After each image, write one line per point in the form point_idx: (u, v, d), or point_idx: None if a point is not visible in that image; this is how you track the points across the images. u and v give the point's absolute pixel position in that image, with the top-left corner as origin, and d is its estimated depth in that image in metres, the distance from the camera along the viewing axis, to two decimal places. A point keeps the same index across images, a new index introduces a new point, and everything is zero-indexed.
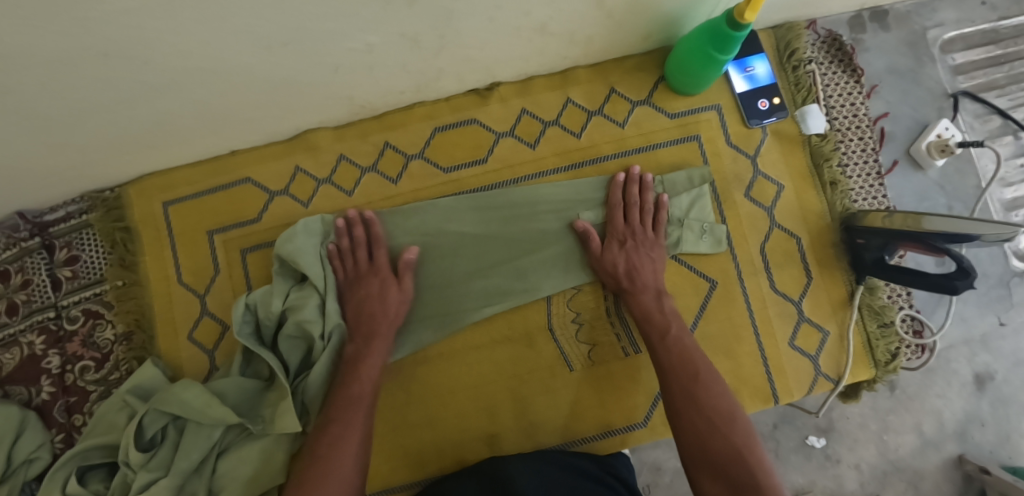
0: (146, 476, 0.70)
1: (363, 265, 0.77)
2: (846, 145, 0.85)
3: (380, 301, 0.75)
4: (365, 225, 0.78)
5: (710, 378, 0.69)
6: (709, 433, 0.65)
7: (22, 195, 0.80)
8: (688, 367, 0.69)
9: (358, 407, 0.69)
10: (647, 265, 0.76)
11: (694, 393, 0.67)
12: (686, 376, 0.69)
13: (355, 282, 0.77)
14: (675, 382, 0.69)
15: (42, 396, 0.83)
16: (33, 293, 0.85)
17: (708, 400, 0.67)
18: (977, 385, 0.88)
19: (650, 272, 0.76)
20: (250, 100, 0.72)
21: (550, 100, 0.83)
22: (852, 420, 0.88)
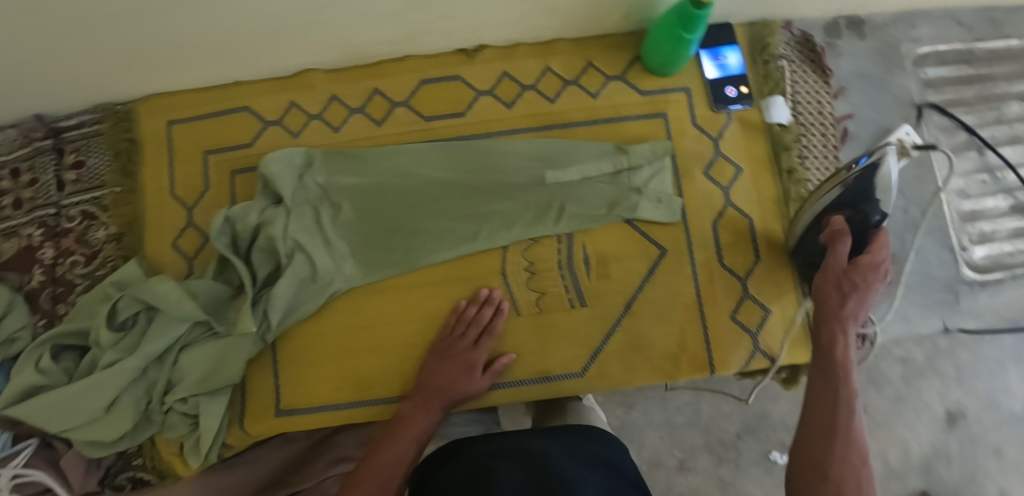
0: (112, 355, 0.77)
1: (461, 343, 0.80)
2: (808, 139, 0.89)
3: (467, 349, 0.79)
4: (493, 313, 0.81)
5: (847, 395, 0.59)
6: (832, 456, 0.55)
7: (41, 96, 0.87)
8: (830, 388, 0.60)
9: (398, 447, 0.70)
10: (867, 289, 0.68)
11: (836, 415, 0.57)
12: (834, 391, 0.60)
13: (444, 352, 0.79)
14: (832, 395, 0.59)
15: (33, 283, 0.90)
16: (40, 190, 0.91)
17: (846, 419, 0.57)
18: (948, 421, 0.92)
19: (862, 295, 0.68)
20: (252, 28, 0.78)
21: (530, 67, 0.88)
22: None
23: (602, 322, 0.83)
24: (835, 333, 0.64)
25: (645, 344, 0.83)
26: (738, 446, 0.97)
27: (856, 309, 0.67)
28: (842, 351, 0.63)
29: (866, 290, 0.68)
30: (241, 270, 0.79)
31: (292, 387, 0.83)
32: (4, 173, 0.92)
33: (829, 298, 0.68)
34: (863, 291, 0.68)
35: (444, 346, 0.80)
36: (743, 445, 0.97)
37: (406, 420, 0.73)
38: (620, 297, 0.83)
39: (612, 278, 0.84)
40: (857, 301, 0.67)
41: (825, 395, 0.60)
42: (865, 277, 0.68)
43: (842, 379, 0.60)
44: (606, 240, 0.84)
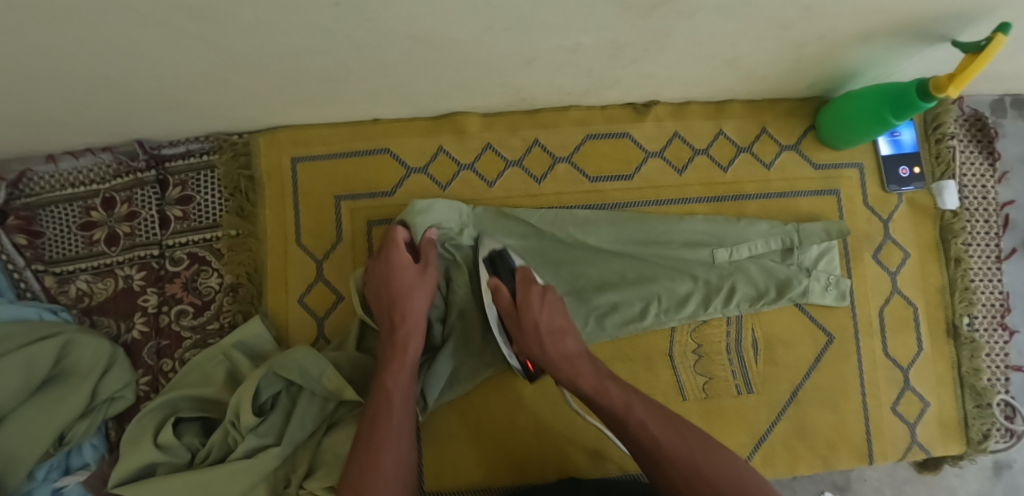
0: (254, 440, 0.68)
1: (392, 267, 0.70)
2: (972, 226, 0.86)
3: (420, 300, 0.70)
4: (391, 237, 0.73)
5: (656, 413, 0.63)
6: (691, 491, 0.59)
7: (153, 122, 0.75)
8: (642, 430, 0.62)
9: (399, 417, 0.65)
10: (558, 311, 0.69)
11: (692, 453, 0.60)
12: (666, 419, 0.63)
13: (390, 292, 0.70)
14: (645, 440, 0.62)
15: (133, 334, 0.81)
16: (138, 226, 0.82)
17: (707, 454, 0.60)
18: (995, 471, 0.88)
19: (554, 323, 0.68)
20: (427, 73, 0.69)
21: (703, 129, 0.82)
22: (869, 483, 0.87)
23: (768, 409, 0.80)
24: (561, 365, 0.66)
25: (808, 434, 0.80)
26: (794, 487, 0.86)
27: (571, 348, 0.67)
28: (588, 386, 0.65)
29: (557, 317, 0.69)
30: None
31: (439, 468, 0.76)
32: (97, 203, 0.82)
33: (527, 340, 0.68)
34: (546, 316, 0.68)
35: (383, 290, 0.70)
36: (799, 486, 0.86)
37: (378, 403, 0.64)
38: (786, 384, 0.80)
39: (778, 364, 0.80)
40: (550, 324, 0.68)
41: (637, 435, 0.62)
42: (551, 312, 0.69)
43: (622, 413, 0.63)
44: (774, 324, 0.81)
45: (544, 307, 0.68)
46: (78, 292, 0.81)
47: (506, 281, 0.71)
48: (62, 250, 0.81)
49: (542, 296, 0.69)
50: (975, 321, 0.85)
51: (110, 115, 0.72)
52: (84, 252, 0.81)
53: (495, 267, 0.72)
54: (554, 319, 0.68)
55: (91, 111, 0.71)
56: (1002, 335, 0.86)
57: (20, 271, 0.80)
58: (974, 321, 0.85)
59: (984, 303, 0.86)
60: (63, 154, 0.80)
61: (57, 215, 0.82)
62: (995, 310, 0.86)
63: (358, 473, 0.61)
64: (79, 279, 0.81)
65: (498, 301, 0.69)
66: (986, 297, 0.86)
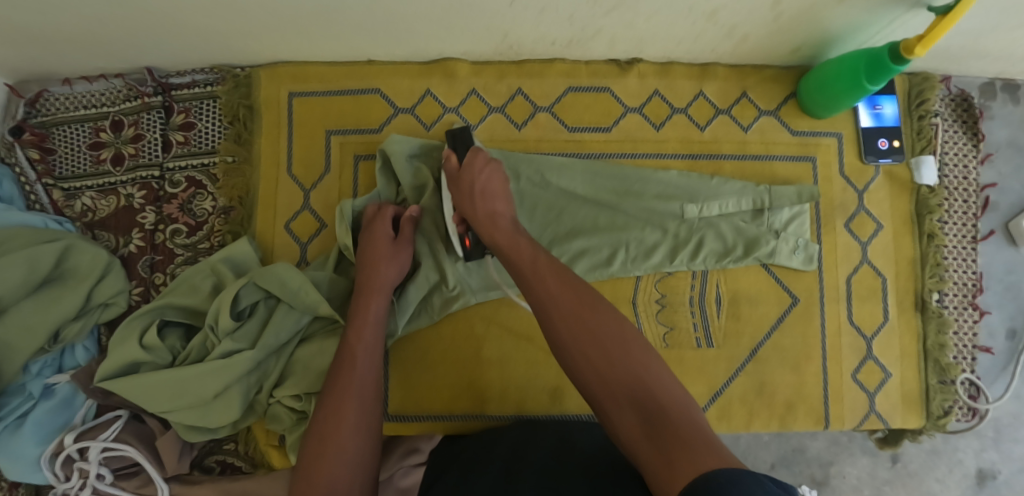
0: (231, 343, 0.73)
1: (373, 238, 0.75)
2: (950, 204, 0.87)
3: (393, 264, 0.74)
4: (377, 211, 0.77)
5: (566, 278, 0.57)
6: (580, 352, 0.52)
7: (162, 48, 0.81)
8: (541, 284, 0.57)
9: (363, 363, 0.67)
10: (499, 180, 0.70)
11: (582, 308, 0.54)
12: (579, 293, 0.55)
13: (364, 255, 0.74)
14: (539, 288, 0.57)
15: (129, 248, 0.86)
16: (143, 148, 0.87)
17: (604, 317, 0.53)
18: (978, 480, 0.90)
19: (488, 186, 0.69)
20: (417, 10, 0.72)
21: (684, 88, 0.85)
22: (847, 479, 0.91)
23: (727, 364, 0.81)
24: (483, 220, 0.67)
25: (765, 393, 0.81)
26: (771, 476, 0.91)
27: (497, 208, 0.68)
28: (503, 241, 0.64)
29: (493, 183, 0.70)
30: None
31: (401, 391, 0.80)
32: (106, 125, 0.87)
33: (461, 197, 0.70)
34: (484, 177, 0.70)
35: (359, 258, 0.75)
36: (776, 476, 0.91)
37: (345, 352, 0.68)
38: (747, 341, 0.82)
39: (741, 320, 0.82)
40: (484, 185, 0.69)
41: (535, 284, 0.58)
42: (490, 175, 0.70)
43: (528, 269, 0.59)
44: (740, 281, 0.82)
45: (484, 170, 0.70)
46: (83, 207, 0.87)
47: (461, 152, 0.74)
48: (72, 167, 0.87)
49: (484, 161, 0.71)
50: (945, 298, 0.86)
51: (119, 38, 0.77)
52: (91, 170, 0.87)
53: (454, 141, 0.75)
54: (490, 182, 0.70)
55: (106, 35, 0.76)
56: (972, 314, 0.86)
57: (32, 183, 0.86)
58: (944, 298, 0.86)
59: (956, 281, 0.86)
60: (78, 78, 0.87)
61: (70, 135, 0.87)
62: (967, 289, 0.86)
63: (323, 418, 0.64)
64: (85, 195, 0.87)
65: (447, 167, 0.73)
66: (958, 276, 0.86)
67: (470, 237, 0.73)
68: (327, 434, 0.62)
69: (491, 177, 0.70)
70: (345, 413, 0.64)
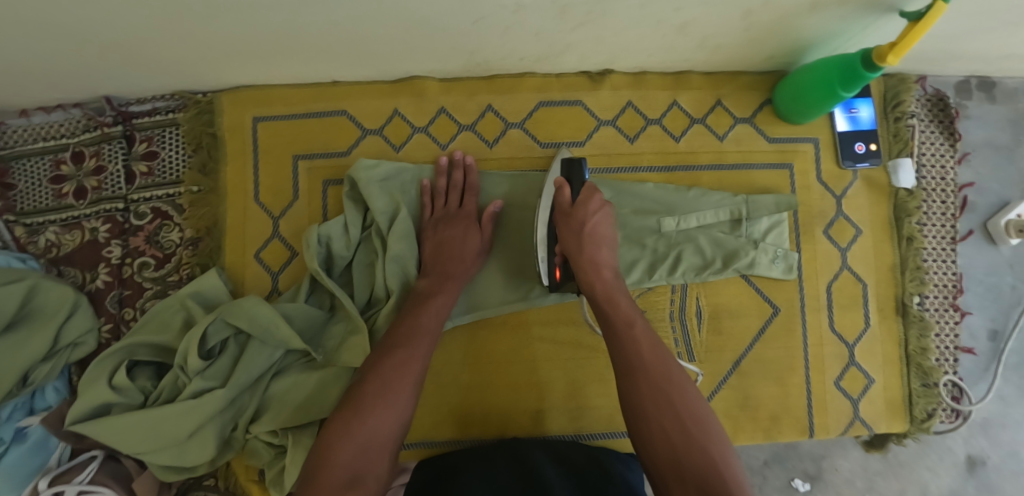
0: (202, 383, 0.72)
1: (451, 208, 0.79)
2: (929, 206, 0.86)
3: (460, 246, 0.76)
4: (465, 171, 0.80)
5: (660, 355, 0.64)
6: (660, 433, 0.60)
7: (119, 78, 0.78)
8: (663, 369, 0.63)
9: (423, 340, 0.70)
10: (606, 224, 0.72)
11: (665, 386, 0.62)
12: (670, 372, 0.63)
13: (441, 222, 0.78)
14: (633, 358, 0.64)
15: (96, 284, 0.83)
16: (106, 180, 0.84)
17: (689, 401, 0.62)
18: (968, 467, 0.88)
19: (598, 231, 0.71)
20: (380, 33, 0.70)
21: (658, 99, 0.83)
22: (840, 472, 0.88)
23: (710, 378, 0.81)
24: (586, 266, 0.69)
25: (748, 405, 0.81)
26: (765, 473, 0.88)
27: (601, 257, 0.70)
28: (601, 291, 0.68)
29: (602, 228, 0.71)
30: (339, 293, 0.75)
31: None
32: (66, 157, 0.84)
33: (567, 234, 0.70)
34: (595, 221, 0.71)
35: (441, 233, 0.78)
36: (769, 472, 0.88)
37: (411, 324, 0.70)
38: (729, 354, 0.81)
39: (722, 333, 0.81)
40: (594, 228, 0.71)
41: (629, 353, 0.65)
42: (602, 217, 0.71)
43: (622, 326, 0.66)
44: (719, 294, 0.82)
45: (598, 213, 0.71)
46: (46, 242, 0.84)
47: (575, 187, 0.72)
48: (33, 202, 0.84)
49: (599, 205, 0.72)
50: (926, 301, 0.85)
51: (74, 70, 0.74)
52: (53, 204, 0.84)
53: (569, 170, 0.73)
54: (599, 227, 0.71)
55: (59, 68, 0.74)
56: (954, 316, 0.86)
57: None
58: (925, 301, 0.85)
59: (936, 283, 0.86)
60: (35, 109, 0.83)
61: (29, 169, 0.84)
62: (947, 290, 0.86)
63: (374, 380, 0.66)
64: (48, 230, 0.84)
65: (558, 199, 0.72)
66: (938, 278, 0.86)
67: (561, 270, 0.73)
68: (373, 398, 0.65)
69: (599, 218, 0.71)
70: (393, 384, 0.66)
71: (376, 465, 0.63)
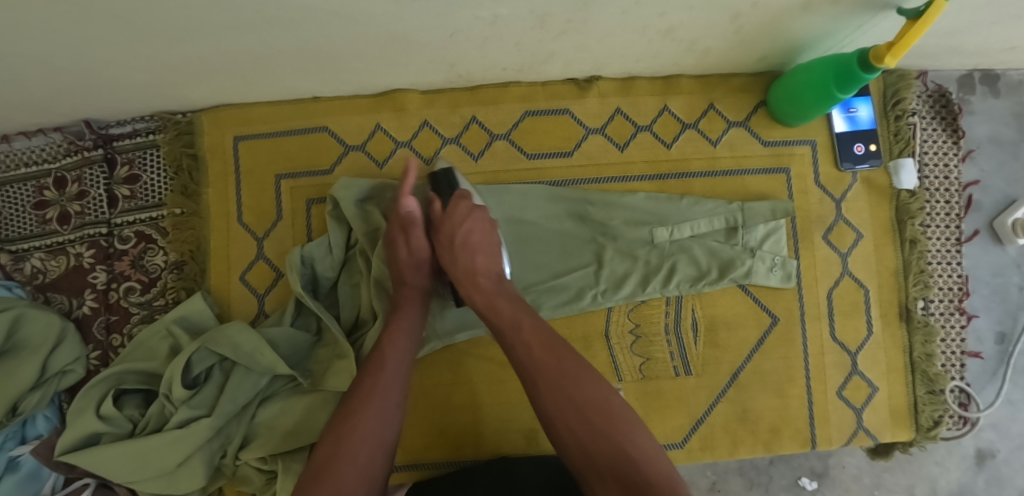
0: (187, 412, 0.70)
1: (389, 224, 0.73)
2: (932, 206, 0.83)
3: (395, 269, 0.71)
4: (405, 175, 0.72)
5: (545, 342, 0.60)
6: (566, 426, 0.57)
7: (96, 102, 0.77)
8: (552, 366, 0.58)
9: (394, 369, 0.64)
10: (479, 226, 0.71)
11: (561, 374, 0.58)
12: (562, 357, 0.59)
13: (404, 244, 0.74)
14: (523, 356, 0.60)
15: (83, 310, 0.82)
16: (88, 205, 0.83)
17: (586, 385, 0.58)
18: (977, 460, 0.86)
19: (472, 236, 0.70)
20: (356, 48, 0.68)
21: (648, 105, 0.81)
22: (847, 469, 0.87)
23: (708, 392, 0.79)
24: (461, 277, 0.68)
25: (748, 418, 0.79)
26: (771, 472, 0.87)
27: (478, 263, 0.69)
28: (481, 300, 0.66)
29: (476, 231, 0.70)
30: (323, 316, 0.74)
31: None
32: (49, 182, 0.83)
33: (444, 250, 0.70)
34: (466, 227, 0.70)
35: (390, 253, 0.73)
36: (775, 471, 0.87)
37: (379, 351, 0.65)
38: (726, 367, 0.79)
39: (720, 346, 0.79)
40: (468, 237, 0.70)
41: (517, 350, 0.61)
42: (474, 222, 0.70)
43: (508, 328, 0.63)
44: (716, 306, 0.79)
45: (469, 217, 0.70)
46: (32, 269, 0.83)
47: (444, 197, 0.74)
48: (17, 228, 0.83)
49: (467, 208, 0.71)
50: (931, 305, 0.83)
51: (49, 96, 0.73)
52: (37, 231, 0.83)
53: (438, 183, 0.75)
54: (473, 231, 0.70)
55: (34, 95, 0.72)
56: (960, 319, 0.83)
57: None
58: (930, 305, 0.82)
59: (940, 287, 0.83)
60: (16, 134, 0.81)
61: (11, 195, 0.83)
62: (953, 293, 0.83)
63: (341, 419, 0.60)
64: (33, 257, 0.83)
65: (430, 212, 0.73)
66: (942, 281, 0.83)
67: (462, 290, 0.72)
68: (342, 435, 0.59)
69: (472, 225, 0.70)
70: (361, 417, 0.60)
71: None
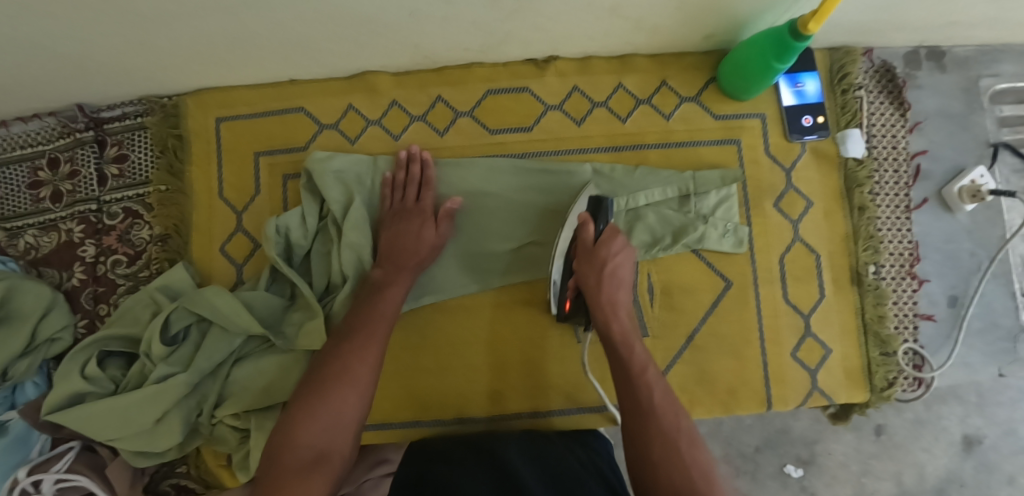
0: (165, 368, 0.75)
1: (408, 203, 0.79)
2: (880, 175, 0.87)
3: (415, 240, 0.77)
4: (423, 165, 0.81)
5: (666, 396, 0.67)
6: (666, 474, 0.62)
7: (87, 87, 0.82)
8: (672, 418, 0.65)
9: (382, 318, 0.72)
10: (626, 266, 0.74)
11: (676, 426, 0.65)
12: (677, 416, 0.66)
13: (397, 217, 0.79)
14: (644, 401, 0.66)
15: (73, 282, 0.87)
16: (79, 184, 0.88)
17: (693, 445, 0.64)
18: (964, 446, 0.89)
19: (619, 272, 0.74)
20: (324, 30, 0.73)
21: (604, 83, 0.85)
22: (834, 456, 0.90)
23: (664, 353, 0.82)
24: (605, 306, 0.72)
25: (705, 379, 0.82)
26: (757, 459, 0.91)
27: (619, 298, 0.73)
28: (617, 328, 0.71)
29: (623, 272, 0.74)
30: (297, 280, 0.78)
31: None
32: (43, 163, 0.89)
33: (588, 271, 0.73)
34: (617, 264, 0.74)
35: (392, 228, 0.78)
36: (762, 459, 0.91)
37: (374, 303, 0.73)
38: (683, 328, 0.82)
39: (676, 309, 0.82)
40: (615, 273, 0.73)
41: (639, 393, 0.67)
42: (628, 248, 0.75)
43: (637, 371, 0.68)
44: (671, 270, 0.83)
45: (621, 255, 0.74)
46: (26, 244, 0.88)
47: (601, 223, 0.75)
48: (13, 207, 0.89)
49: (621, 246, 0.74)
50: (882, 270, 0.85)
51: (42, 81, 0.79)
52: (31, 209, 0.88)
53: (595, 207, 0.76)
54: (617, 271, 0.74)
55: (29, 80, 0.78)
56: (911, 284, 0.86)
57: None
58: (881, 270, 0.85)
59: (891, 252, 0.86)
60: (13, 119, 0.87)
61: (8, 176, 0.89)
62: (903, 259, 0.86)
63: (337, 363, 0.68)
64: (27, 233, 0.88)
65: (582, 234, 0.74)
66: (893, 247, 0.86)
67: (571, 298, 0.77)
68: (337, 374, 0.67)
69: (619, 261, 0.74)
70: (353, 360, 0.68)
71: (341, 451, 0.64)
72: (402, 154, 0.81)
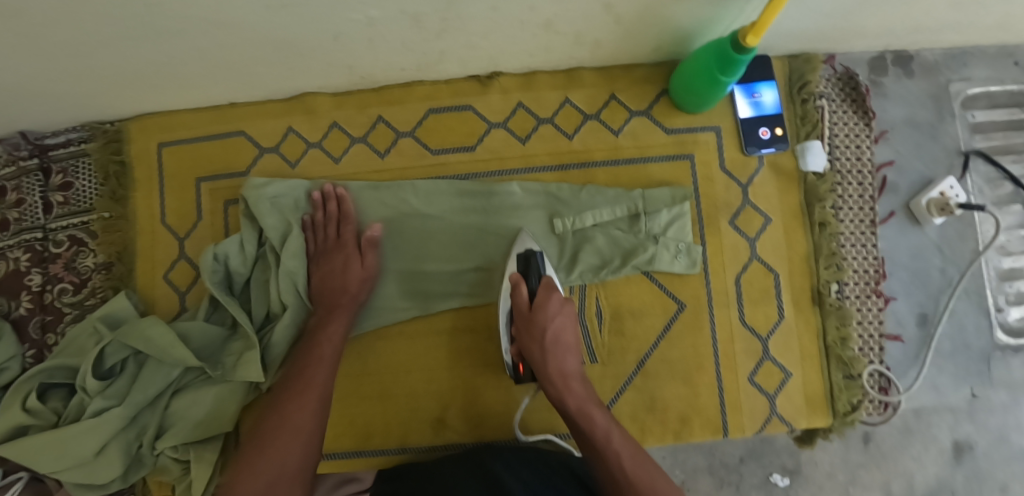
0: (101, 402, 0.74)
1: (330, 241, 0.77)
2: (845, 188, 0.82)
3: (342, 275, 0.75)
4: (339, 201, 0.79)
5: (632, 450, 0.68)
6: None
7: (24, 116, 0.81)
8: (645, 478, 0.66)
9: (319, 364, 0.70)
10: (569, 326, 0.73)
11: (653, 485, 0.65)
12: (650, 470, 0.67)
13: (323, 256, 0.77)
14: (615, 470, 0.66)
15: (21, 310, 0.87)
16: (25, 212, 0.88)
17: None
18: (955, 453, 0.83)
19: (562, 337, 0.72)
20: (250, 55, 0.71)
21: (549, 99, 0.82)
22: (820, 466, 0.84)
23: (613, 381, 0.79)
24: (555, 379, 0.70)
25: (656, 406, 0.79)
26: (742, 471, 0.84)
27: (568, 366, 0.71)
28: (573, 404, 0.70)
29: (567, 334, 0.72)
30: (234, 311, 0.76)
31: None
32: None
33: (531, 345, 0.72)
34: (557, 325, 0.72)
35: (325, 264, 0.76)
36: (746, 469, 0.84)
37: (311, 349, 0.71)
38: (632, 355, 0.79)
39: (625, 334, 0.79)
40: (558, 337, 0.72)
41: (607, 464, 0.67)
42: (563, 324, 0.72)
43: (600, 442, 0.68)
44: (620, 293, 0.80)
45: (560, 312, 0.72)
46: None
47: (532, 283, 0.73)
48: None
49: (559, 304, 0.72)
50: (846, 289, 0.82)
51: None
52: None
53: (527, 264, 0.74)
54: (561, 336, 0.72)
55: None
56: (876, 302, 0.82)
57: None
58: (845, 289, 0.81)
59: (856, 270, 0.82)
60: None
61: None
62: (868, 276, 0.82)
63: (275, 418, 0.67)
64: None
65: (516, 300, 0.73)
66: (857, 264, 0.82)
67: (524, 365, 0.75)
68: (275, 429, 0.67)
69: (560, 325, 0.72)
70: (292, 413, 0.68)
71: None
72: (316, 193, 0.78)
